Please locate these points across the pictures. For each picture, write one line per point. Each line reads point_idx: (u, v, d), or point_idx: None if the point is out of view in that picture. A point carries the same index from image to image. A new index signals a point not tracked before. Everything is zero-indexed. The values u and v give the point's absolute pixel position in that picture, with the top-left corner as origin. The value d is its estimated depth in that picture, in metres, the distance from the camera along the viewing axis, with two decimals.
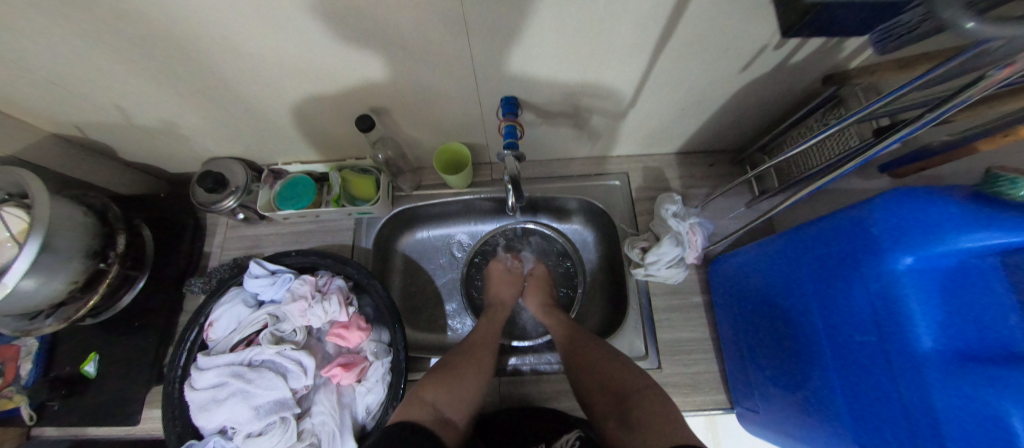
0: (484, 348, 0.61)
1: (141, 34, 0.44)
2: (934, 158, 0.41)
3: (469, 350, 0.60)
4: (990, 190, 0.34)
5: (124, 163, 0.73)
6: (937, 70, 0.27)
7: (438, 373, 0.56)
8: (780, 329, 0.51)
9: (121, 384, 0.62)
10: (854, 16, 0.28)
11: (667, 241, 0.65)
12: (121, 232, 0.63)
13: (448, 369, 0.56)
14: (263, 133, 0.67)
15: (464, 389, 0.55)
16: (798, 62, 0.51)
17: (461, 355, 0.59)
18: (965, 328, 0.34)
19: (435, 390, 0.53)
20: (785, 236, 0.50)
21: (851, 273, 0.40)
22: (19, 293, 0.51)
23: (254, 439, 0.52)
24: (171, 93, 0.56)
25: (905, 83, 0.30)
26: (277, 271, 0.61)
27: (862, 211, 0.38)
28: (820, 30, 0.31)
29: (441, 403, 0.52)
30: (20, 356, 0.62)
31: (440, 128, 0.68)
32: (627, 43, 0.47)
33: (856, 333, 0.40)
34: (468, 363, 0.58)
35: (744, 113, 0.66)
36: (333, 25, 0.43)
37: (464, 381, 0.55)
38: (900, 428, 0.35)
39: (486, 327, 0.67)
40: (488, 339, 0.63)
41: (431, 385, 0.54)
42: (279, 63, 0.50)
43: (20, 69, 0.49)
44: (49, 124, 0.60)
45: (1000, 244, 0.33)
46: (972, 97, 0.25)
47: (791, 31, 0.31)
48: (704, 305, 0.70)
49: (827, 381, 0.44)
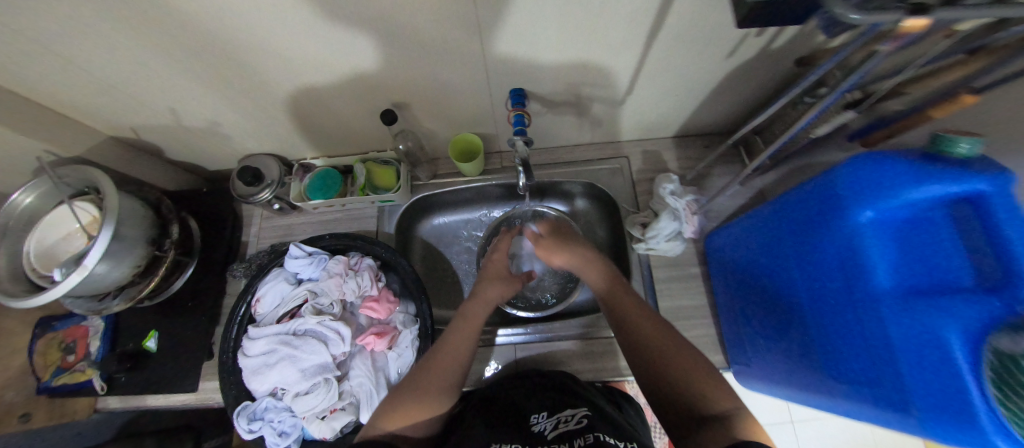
0: (451, 363, 0.55)
1: (198, 43, 0.51)
2: (897, 125, 0.47)
3: (433, 365, 0.54)
4: (936, 150, 0.40)
5: (168, 162, 0.81)
6: (852, 42, 0.32)
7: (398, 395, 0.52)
8: (767, 289, 0.57)
9: (178, 358, 0.69)
10: (802, 7, 0.34)
11: (665, 216, 0.71)
12: (173, 222, 0.70)
13: (406, 388, 0.52)
14: (295, 130, 0.75)
15: (426, 411, 0.51)
16: (777, 48, 0.57)
17: (425, 371, 0.54)
18: (919, 269, 0.39)
19: (397, 419, 0.49)
20: (771, 204, 0.55)
21: (820, 230, 0.45)
22: (94, 276, 0.59)
23: (302, 397, 0.59)
24: (215, 95, 0.62)
25: (834, 56, 0.36)
26: (313, 252, 0.68)
27: (831, 173, 0.43)
28: (777, 19, 0.37)
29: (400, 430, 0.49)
30: (89, 334, 0.70)
31: (454, 120, 0.75)
32: (622, 35, 0.53)
33: (827, 281, 0.45)
34: (433, 379, 0.53)
35: (733, 97, 0.71)
36: (365, 29, 0.50)
37: (426, 404, 0.51)
38: (864, 356, 0.41)
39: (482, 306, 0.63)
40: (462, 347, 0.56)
41: (392, 411, 0.50)
42: (316, 64, 0.57)
43: (93, 77, 0.56)
44: (109, 127, 0.68)
45: (943, 194, 0.38)
46: (879, 61, 0.31)
47: (745, 22, 0.36)
48: (702, 275, 0.76)
49: (807, 327, 0.49)
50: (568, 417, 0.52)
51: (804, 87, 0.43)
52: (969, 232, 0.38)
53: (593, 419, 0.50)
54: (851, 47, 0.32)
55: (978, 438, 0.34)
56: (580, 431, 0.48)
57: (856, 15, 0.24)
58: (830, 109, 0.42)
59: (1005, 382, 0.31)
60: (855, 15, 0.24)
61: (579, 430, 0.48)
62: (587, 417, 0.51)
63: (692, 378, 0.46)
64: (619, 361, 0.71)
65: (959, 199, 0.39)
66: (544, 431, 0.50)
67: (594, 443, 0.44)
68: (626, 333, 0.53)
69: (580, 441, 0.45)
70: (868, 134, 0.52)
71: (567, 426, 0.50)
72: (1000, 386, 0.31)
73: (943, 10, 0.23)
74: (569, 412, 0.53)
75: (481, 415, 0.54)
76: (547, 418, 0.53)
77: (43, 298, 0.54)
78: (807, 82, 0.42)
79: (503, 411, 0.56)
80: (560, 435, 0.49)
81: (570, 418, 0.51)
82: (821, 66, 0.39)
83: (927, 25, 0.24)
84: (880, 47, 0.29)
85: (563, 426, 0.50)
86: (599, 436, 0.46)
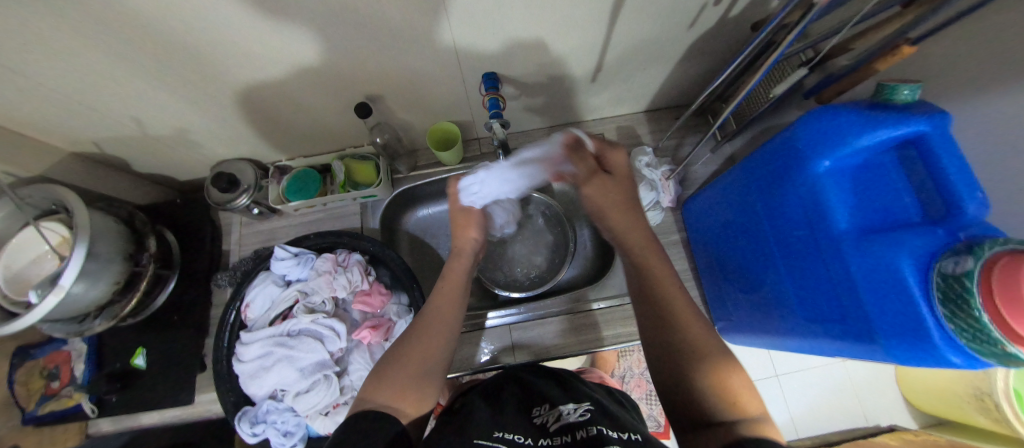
0: (441, 326, 0.51)
1: (155, 48, 0.49)
2: (846, 81, 0.49)
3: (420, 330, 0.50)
4: (881, 99, 0.41)
5: (136, 175, 0.79)
6: None
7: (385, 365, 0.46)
8: (742, 246, 0.60)
9: (169, 373, 0.68)
10: None
11: (644, 187, 0.73)
12: (149, 235, 0.69)
13: (395, 355, 0.47)
14: (266, 131, 0.74)
15: (422, 383, 0.46)
16: (736, 15, 0.59)
17: (411, 337, 0.49)
18: (876, 209, 0.41)
19: (387, 389, 0.43)
20: (740, 166, 0.57)
21: (785, 184, 0.48)
22: (72, 296, 0.57)
23: (303, 395, 0.59)
24: (179, 100, 0.60)
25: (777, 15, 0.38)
26: (299, 252, 0.68)
27: (791, 129, 0.45)
28: None
29: (393, 401, 0.42)
30: (71, 359, 0.68)
31: (429, 110, 0.75)
32: (588, 13, 0.54)
33: (796, 229, 0.48)
34: (421, 344, 0.48)
35: (698, 68, 0.74)
36: (332, 23, 0.49)
37: (419, 371, 0.46)
38: (832, 294, 0.45)
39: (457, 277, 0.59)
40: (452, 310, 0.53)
41: (383, 381, 0.44)
42: (283, 62, 0.56)
43: (44, 92, 0.53)
44: (69, 143, 0.66)
45: (890, 138, 0.40)
46: (817, 13, 0.33)
47: None
48: (682, 241, 0.79)
49: (780, 275, 0.53)
50: (569, 410, 0.48)
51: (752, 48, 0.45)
52: (914, 172, 0.40)
53: (598, 413, 0.45)
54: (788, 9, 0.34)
55: (933, 357, 0.37)
56: (582, 423, 0.43)
57: None
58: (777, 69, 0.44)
59: (951, 301, 0.33)
60: None
61: (581, 422, 0.43)
62: (590, 411, 0.46)
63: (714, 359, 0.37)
64: (602, 332, 0.74)
65: (905, 142, 0.41)
66: (547, 421, 0.47)
67: (596, 435, 0.39)
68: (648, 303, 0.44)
69: (580, 433, 0.41)
70: (822, 90, 0.54)
71: (570, 418, 0.46)
72: (946, 305, 0.34)
73: None
74: (572, 406, 0.49)
75: (479, 405, 0.51)
76: (550, 410, 0.49)
77: (21, 323, 0.52)
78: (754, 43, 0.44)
79: (505, 402, 0.53)
80: (562, 426, 0.45)
81: (572, 411, 0.47)
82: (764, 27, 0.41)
83: None
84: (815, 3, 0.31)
85: (565, 418, 0.46)
86: (602, 429, 0.41)
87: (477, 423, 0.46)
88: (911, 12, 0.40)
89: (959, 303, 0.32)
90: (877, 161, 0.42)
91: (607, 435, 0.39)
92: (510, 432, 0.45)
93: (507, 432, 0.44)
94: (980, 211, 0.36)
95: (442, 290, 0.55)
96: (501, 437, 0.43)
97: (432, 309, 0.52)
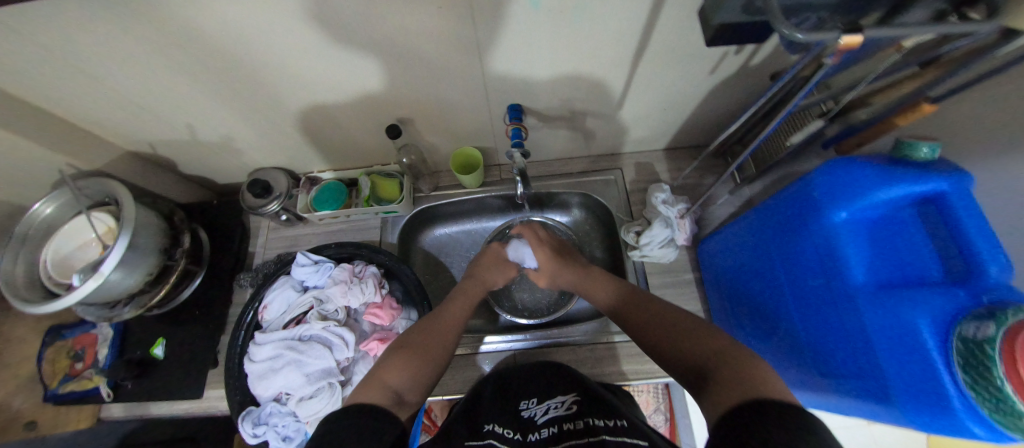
0: (450, 327, 0.59)
1: (221, 65, 0.55)
2: (868, 134, 0.50)
3: (423, 338, 0.55)
4: (900, 154, 0.42)
5: (181, 175, 0.87)
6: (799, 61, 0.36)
7: (402, 355, 0.52)
8: (755, 292, 0.59)
9: (183, 366, 0.70)
10: (750, 25, 0.38)
11: (657, 224, 0.74)
12: (185, 232, 0.73)
13: (410, 347, 0.53)
14: (301, 145, 0.79)
15: (416, 369, 0.50)
16: (756, 65, 0.61)
17: (423, 336, 0.55)
18: (889, 264, 0.41)
19: (399, 375, 0.48)
20: (755, 211, 0.57)
21: (800, 232, 0.47)
22: (109, 283, 0.61)
23: (307, 401, 0.60)
24: (232, 111, 0.66)
25: (787, 72, 0.39)
26: (319, 260, 0.71)
27: (806, 179, 0.46)
28: (734, 33, 0.41)
29: (403, 389, 0.47)
30: (98, 342, 0.73)
31: (454, 134, 0.79)
32: (609, 55, 0.58)
33: (809, 279, 0.47)
34: (434, 341, 0.56)
35: (716, 112, 0.76)
36: (375, 52, 0.55)
37: (422, 362, 0.52)
38: (846, 348, 0.43)
39: (457, 304, 0.65)
40: (456, 317, 0.62)
41: (393, 368, 0.49)
42: (328, 83, 0.61)
43: (120, 98, 0.61)
44: (130, 143, 0.73)
45: (907, 194, 0.40)
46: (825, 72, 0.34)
47: (712, 40, 0.41)
48: (696, 281, 0.78)
49: (792, 322, 0.51)
50: (557, 404, 0.54)
51: (762, 100, 0.47)
52: (935, 230, 0.40)
53: (584, 405, 0.52)
54: (798, 66, 0.36)
55: (954, 425, 0.36)
56: (571, 417, 0.50)
57: (799, 35, 0.27)
58: (789, 122, 0.46)
59: (972, 367, 0.32)
60: (797, 34, 0.27)
61: (570, 415, 0.50)
62: (576, 403, 0.53)
63: (765, 379, 0.35)
64: (618, 367, 0.71)
65: (925, 198, 0.40)
66: (534, 415, 0.53)
67: (585, 426, 0.46)
68: (621, 316, 0.57)
69: (570, 426, 0.48)
70: (842, 141, 0.55)
71: (558, 411, 0.52)
72: (967, 371, 0.33)
73: (872, 28, 0.27)
74: (559, 399, 0.56)
75: (462, 411, 0.54)
76: (537, 405, 0.56)
77: (62, 303, 0.56)
78: (764, 97, 0.46)
79: (492, 398, 0.59)
80: (550, 419, 0.52)
81: (559, 404, 0.54)
82: (775, 83, 0.43)
83: (859, 44, 0.27)
84: (823, 62, 0.33)
85: (552, 412, 0.53)
86: (590, 420, 0.47)
87: (465, 422, 0.51)
88: (929, 72, 0.41)
89: (980, 368, 0.31)
90: (895, 215, 0.42)
91: (594, 425, 0.45)
92: (499, 425, 0.51)
93: (497, 425, 0.50)
94: (1005, 274, 0.34)
95: (448, 311, 0.62)
96: (489, 432, 0.49)
97: (437, 314, 0.60)
